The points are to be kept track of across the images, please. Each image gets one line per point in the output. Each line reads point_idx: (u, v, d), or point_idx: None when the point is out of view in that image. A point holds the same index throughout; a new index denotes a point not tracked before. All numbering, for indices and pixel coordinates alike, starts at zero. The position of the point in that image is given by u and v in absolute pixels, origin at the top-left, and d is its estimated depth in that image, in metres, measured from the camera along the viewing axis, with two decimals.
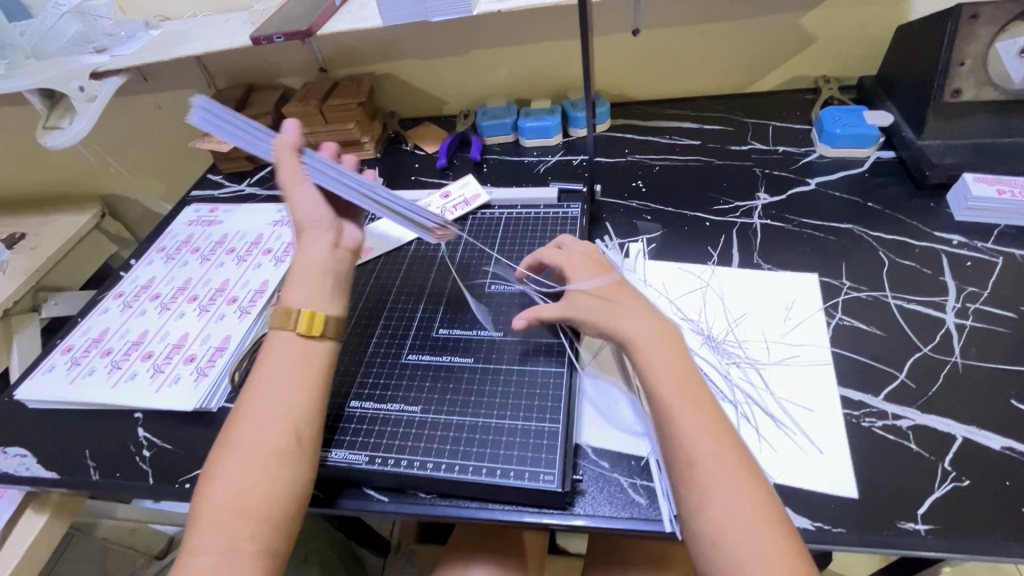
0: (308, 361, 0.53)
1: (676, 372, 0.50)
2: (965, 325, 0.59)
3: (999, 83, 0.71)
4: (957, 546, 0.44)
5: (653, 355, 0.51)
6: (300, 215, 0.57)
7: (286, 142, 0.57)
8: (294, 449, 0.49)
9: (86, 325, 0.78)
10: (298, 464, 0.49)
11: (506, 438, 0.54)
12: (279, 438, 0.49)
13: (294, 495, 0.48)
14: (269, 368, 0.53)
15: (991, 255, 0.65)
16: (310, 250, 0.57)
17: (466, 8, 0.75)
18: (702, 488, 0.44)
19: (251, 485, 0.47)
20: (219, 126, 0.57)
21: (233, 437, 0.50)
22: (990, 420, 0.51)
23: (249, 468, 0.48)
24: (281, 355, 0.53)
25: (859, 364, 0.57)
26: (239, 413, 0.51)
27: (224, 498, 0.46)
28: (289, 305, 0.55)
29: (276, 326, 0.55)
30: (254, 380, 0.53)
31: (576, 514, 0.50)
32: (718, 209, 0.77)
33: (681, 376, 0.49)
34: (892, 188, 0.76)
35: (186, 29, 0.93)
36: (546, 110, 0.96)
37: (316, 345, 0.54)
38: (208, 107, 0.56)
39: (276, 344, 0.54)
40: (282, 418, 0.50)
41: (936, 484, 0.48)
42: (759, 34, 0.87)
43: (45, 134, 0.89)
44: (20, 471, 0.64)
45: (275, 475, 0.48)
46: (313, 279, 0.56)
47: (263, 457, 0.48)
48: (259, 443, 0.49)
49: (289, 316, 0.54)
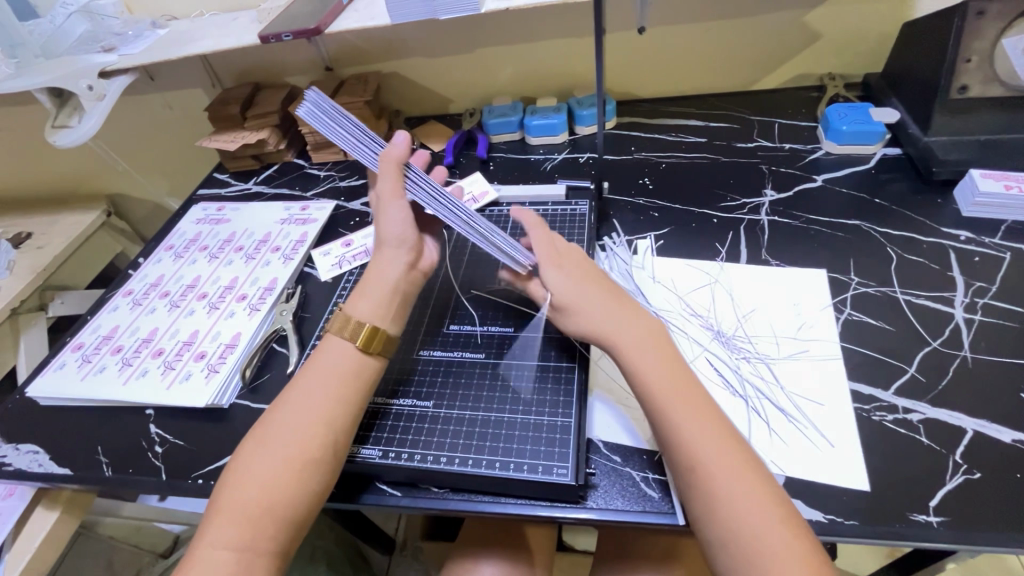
0: (357, 372, 0.54)
1: (669, 375, 0.49)
2: (974, 320, 0.59)
3: (1005, 80, 0.71)
4: (969, 538, 0.45)
5: (645, 358, 0.50)
6: (385, 232, 0.59)
7: (395, 156, 0.57)
8: (323, 453, 0.49)
9: (96, 323, 0.79)
10: (327, 469, 0.49)
11: (519, 433, 0.54)
12: (308, 443, 0.49)
13: (316, 494, 0.49)
14: (315, 373, 0.53)
15: (999, 251, 0.65)
16: (385, 268, 0.59)
17: (474, 6, 0.74)
18: (708, 490, 0.43)
19: (275, 485, 0.47)
20: (322, 120, 0.58)
21: (265, 435, 0.50)
22: (1000, 413, 0.52)
23: (275, 468, 0.48)
24: (329, 360, 0.54)
25: (869, 358, 0.57)
26: (275, 414, 0.51)
27: (250, 497, 0.47)
28: (351, 314, 0.56)
29: (335, 331, 0.56)
30: (300, 382, 0.53)
31: (589, 507, 0.50)
32: (725, 205, 0.78)
33: (676, 381, 0.49)
34: (898, 184, 0.76)
35: (193, 29, 0.93)
36: (552, 108, 0.96)
37: (369, 361, 0.55)
38: (316, 102, 0.58)
39: (329, 349, 0.55)
40: (318, 423, 0.50)
41: (948, 477, 0.48)
42: (765, 32, 0.88)
43: (54, 133, 0.90)
44: (33, 468, 0.64)
45: (302, 478, 0.48)
46: (381, 295, 0.57)
47: (291, 460, 0.48)
48: (289, 447, 0.49)
49: (348, 326, 0.56)
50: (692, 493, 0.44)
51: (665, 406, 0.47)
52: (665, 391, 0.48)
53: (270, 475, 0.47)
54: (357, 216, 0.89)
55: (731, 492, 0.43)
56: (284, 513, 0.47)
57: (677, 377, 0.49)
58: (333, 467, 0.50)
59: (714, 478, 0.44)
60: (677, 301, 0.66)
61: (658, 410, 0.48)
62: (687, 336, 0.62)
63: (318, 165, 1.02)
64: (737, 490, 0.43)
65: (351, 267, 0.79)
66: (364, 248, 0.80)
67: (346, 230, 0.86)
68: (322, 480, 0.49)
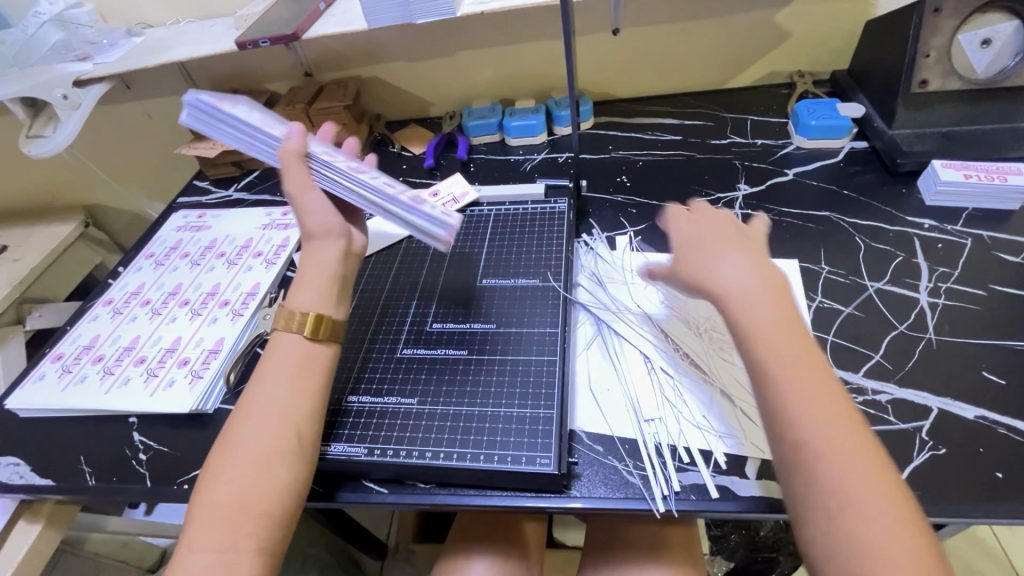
0: (310, 364, 0.54)
1: (780, 334, 0.44)
2: (937, 304, 0.61)
3: (963, 73, 0.74)
4: (935, 510, 0.47)
5: (763, 311, 0.45)
6: (311, 223, 0.58)
7: (291, 148, 0.59)
8: (293, 449, 0.50)
9: (76, 332, 0.78)
10: (298, 465, 0.50)
11: (503, 425, 0.55)
12: (279, 437, 0.50)
13: (293, 490, 0.49)
14: (269, 371, 0.53)
15: (961, 237, 0.68)
16: (320, 256, 0.58)
17: (449, 10, 0.75)
18: (815, 463, 0.40)
19: (252, 484, 0.47)
20: (215, 127, 0.64)
21: (237, 435, 0.50)
22: (963, 392, 0.54)
23: (247, 467, 0.48)
24: (279, 356, 0.54)
25: (839, 345, 0.59)
26: (242, 413, 0.52)
27: (227, 497, 0.47)
28: (293, 308, 0.56)
29: (281, 328, 0.55)
30: (257, 381, 0.53)
31: (573, 496, 0.51)
32: (701, 201, 0.80)
33: (786, 341, 0.44)
34: (866, 176, 0.79)
35: (169, 36, 0.93)
36: (531, 109, 0.97)
37: (319, 348, 0.55)
38: (199, 108, 0.63)
39: (274, 346, 0.55)
40: (283, 417, 0.51)
41: (915, 454, 0.50)
42: (735, 31, 0.90)
43: (29, 144, 0.89)
44: (13, 480, 0.64)
45: (275, 472, 0.48)
46: (319, 284, 0.57)
47: (263, 457, 0.49)
48: (261, 445, 0.49)
49: (294, 319, 0.55)
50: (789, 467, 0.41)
51: (777, 372, 0.43)
52: (773, 354, 0.44)
53: (246, 473, 0.48)
54: None
55: (829, 467, 0.39)
56: (264, 509, 0.47)
57: (793, 338, 0.44)
58: (304, 457, 0.51)
59: (820, 452, 0.40)
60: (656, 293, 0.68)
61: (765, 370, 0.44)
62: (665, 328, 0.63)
63: None
64: (842, 466, 0.39)
65: None
66: None
67: None
68: (290, 472, 0.49)
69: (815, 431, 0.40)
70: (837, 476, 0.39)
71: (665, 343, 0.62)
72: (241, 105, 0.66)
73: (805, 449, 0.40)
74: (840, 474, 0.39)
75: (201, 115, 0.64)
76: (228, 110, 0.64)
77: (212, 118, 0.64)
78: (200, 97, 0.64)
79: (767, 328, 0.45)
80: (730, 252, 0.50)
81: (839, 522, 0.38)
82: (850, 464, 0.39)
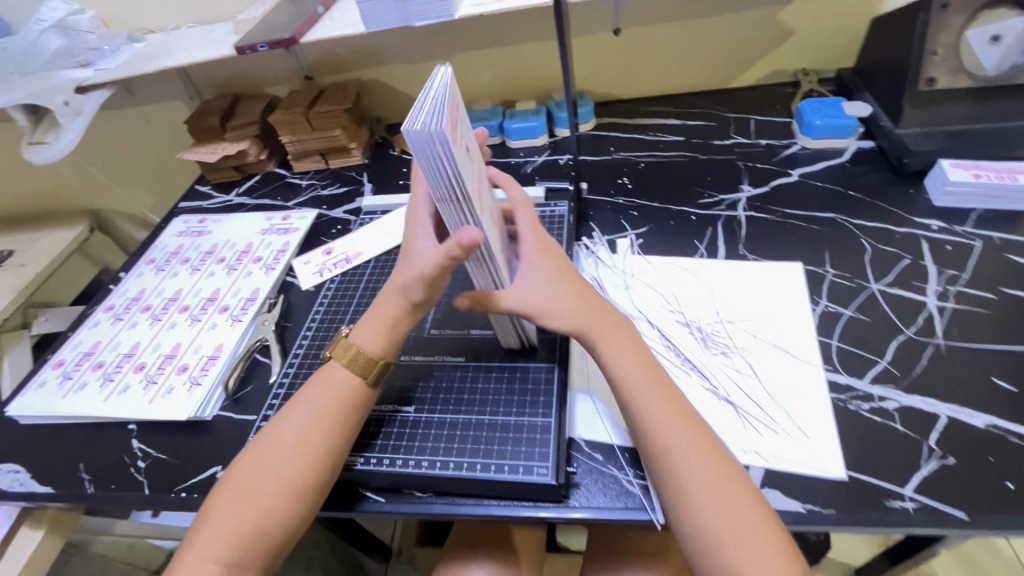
0: (352, 401, 0.52)
1: (634, 359, 0.51)
2: (946, 308, 0.60)
3: (971, 71, 0.72)
4: (943, 522, 0.45)
5: (611, 341, 0.51)
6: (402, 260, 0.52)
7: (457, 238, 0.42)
8: (311, 481, 0.49)
9: (77, 338, 0.78)
10: (312, 497, 0.49)
11: (502, 434, 0.54)
12: (297, 468, 0.49)
13: (302, 520, 0.49)
14: (308, 397, 0.53)
15: (970, 239, 0.66)
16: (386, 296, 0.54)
17: (447, 12, 0.75)
18: (676, 470, 0.45)
19: (260, 510, 0.48)
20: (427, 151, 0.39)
21: (252, 456, 0.50)
22: (972, 399, 0.52)
23: (258, 492, 0.48)
24: (323, 384, 0.53)
25: (844, 350, 0.58)
26: (262, 436, 0.51)
27: (236, 519, 0.47)
28: (351, 341, 0.54)
29: (336, 357, 0.54)
30: (291, 406, 0.53)
31: (572, 506, 0.51)
32: (703, 202, 0.79)
33: (639, 362, 0.51)
34: (873, 176, 0.77)
35: (170, 42, 0.93)
36: (531, 111, 0.97)
37: (362, 386, 0.53)
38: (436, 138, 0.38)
39: (323, 373, 0.54)
40: (303, 447, 0.50)
41: (923, 463, 0.49)
42: (738, 30, 0.89)
43: (30, 150, 0.90)
44: (14, 487, 0.64)
45: (293, 501, 0.48)
46: (377, 325, 0.53)
47: (277, 485, 0.48)
48: (284, 472, 0.49)
49: (349, 354, 0.53)
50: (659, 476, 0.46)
51: (635, 393, 0.49)
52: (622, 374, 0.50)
53: (264, 496, 0.48)
54: (338, 225, 0.89)
55: (689, 470, 0.45)
56: (274, 533, 0.48)
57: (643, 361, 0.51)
58: (325, 491, 0.50)
59: (681, 459, 0.45)
60: (657, 298, 0.67)
61: (626, 396, 0.49)
62: (665, 334, 0.62)
63: (300, 175, 1.02)
64: (700, 469, 0.45)
65: (333, 275, 0.78)
66: (345, 256, 0.80)
67: (327, 239, 0.86)
68: (310, 503, 0.49)
69: (674, 440, 0.46)
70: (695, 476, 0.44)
71: (666, 349, 0.61)
72: (461, 125, 0.46)
73: (667, 457, 0.46)
74: (698, 475, 0.44)
75: (423, 151, 0.39)
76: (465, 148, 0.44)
77: (439, 161, 0.40)
78: (429, 113, 0.40)
79: (621, 357, 0.50)
80: (579, 291, 0.52)
81: (700, 517, 0.43)
82: (707, 463, 0.45)
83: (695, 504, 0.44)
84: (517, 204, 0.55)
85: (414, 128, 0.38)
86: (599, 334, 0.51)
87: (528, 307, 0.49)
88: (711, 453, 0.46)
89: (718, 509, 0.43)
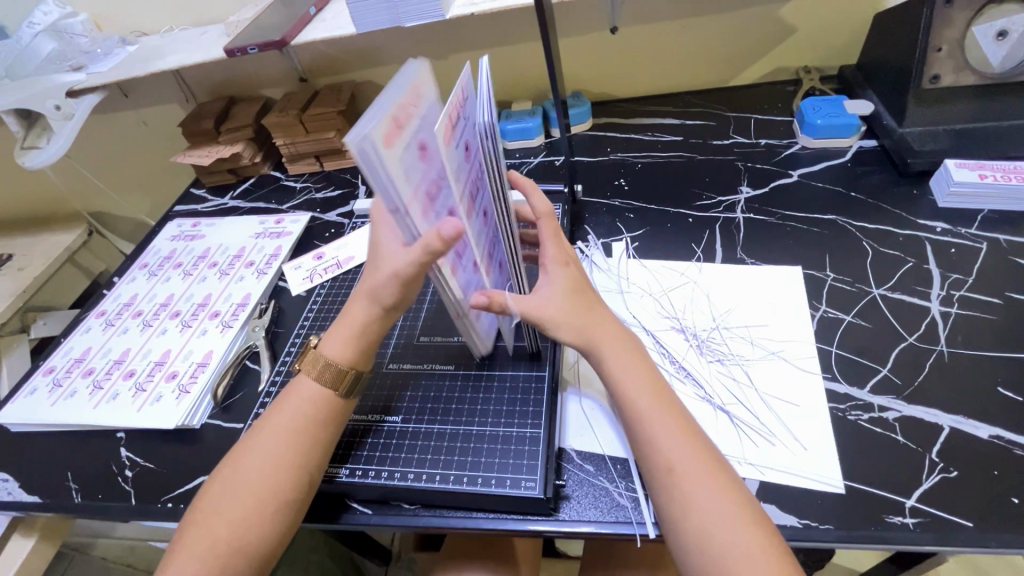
0: (326, 413, 0.52)
1: (643, 377, 0.49)
2: (950, 314, 0.58)
3: (977, 68, 0.70)
4: (946, 539, 0.44)
5: (621, 359, 0.50)
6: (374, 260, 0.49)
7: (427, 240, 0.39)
8: (287, 493, 0.48)
9: (68, 345, 0.78)
10: (289, 509, 0.49)
11: (488, 446, 0.53)
12: (272, 481, 0.48)
13: (280, 534, 0.48)
14: (280, 412, 0.52)
15: (975, 241, 0.64)
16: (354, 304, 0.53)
17: (438, 12, 0.73)
18: (682, 490, 0.43)
19: (237, 524, 0.47)
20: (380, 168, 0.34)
21: (231, 469, 0.50)
22: (977, 409, 0.51)
23: (235, 507, 0.47)
24: (293, 397, 0.53)
25: (844, 358, 0.56)
26: (241, 448, 0.51)
27: (215, 535, 0.46)
28: (319, 352, 0.53)
29: (304, 370, 0.54)
30: (265, 418, 0.52)
31: (562, 520, 0.49)
32: (701, 204, 0.77)
33: (648, 380, 0.49)
34: (875, 177, 0.75)
35: (162, 44, 0.92)
36: (527, 111, 0.95)
37: (334, 398, 0.53)
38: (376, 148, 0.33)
39: (293, 385, 0.53)
40: (277, 460, 0.49)
41: (925, 476, 0.47)
42: (737, 27, 0.87)
43: (23, 155, 0.89)
44: (2, 496, 0.63)
45: (273, 516, 0.48)
46: (346, 332, 0.53)
47: (252, 500, 0.47)
48: (262, 487, 0.48)
49: (318, 365, 0.53)
50: (665, 495, 0.44)
51: (643, 410, 0.47)
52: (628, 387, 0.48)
53: (242, 511, 0.47)
54: (332, 228, 0.88)
55: (695, 490, 0.43)
56: (252, 550, 0.47)
57: (651, 380, 0.49)
58: (303, 504, 0.50)
59: (688, 478, 0.43)
60: (653, 303, 0.65)
61: (633, 414, 0.47)
62: (660, 341, 0.61)
63: (294, 177, 1.01)
64: (708, 489, 0.43)
65: (323, 281, 0.77)
66: (336, 261, 0.79)
67: (320, 243, 0.85)
68: (287, 516, 0.48)
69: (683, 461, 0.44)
70: (702, 496, 0.42)
71: (661, 357, 0.60)
72: (425, 116, 0.39)
73: (674, 477, 0.44)
74: (705, 496, 0.42)
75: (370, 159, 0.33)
76: (415, 152, 0.37)
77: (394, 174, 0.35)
78: (380, 114, 0.33)
79: (628, 374, 0.49)
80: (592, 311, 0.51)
81: (710, 542, 0.41)
82: (714, 483, 0.43)
83: (701, 526, 0.42)
84: (541, 213, 0.51)
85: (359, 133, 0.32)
86: (607, 354, 0.50)
87: (544, 316, 0.48)
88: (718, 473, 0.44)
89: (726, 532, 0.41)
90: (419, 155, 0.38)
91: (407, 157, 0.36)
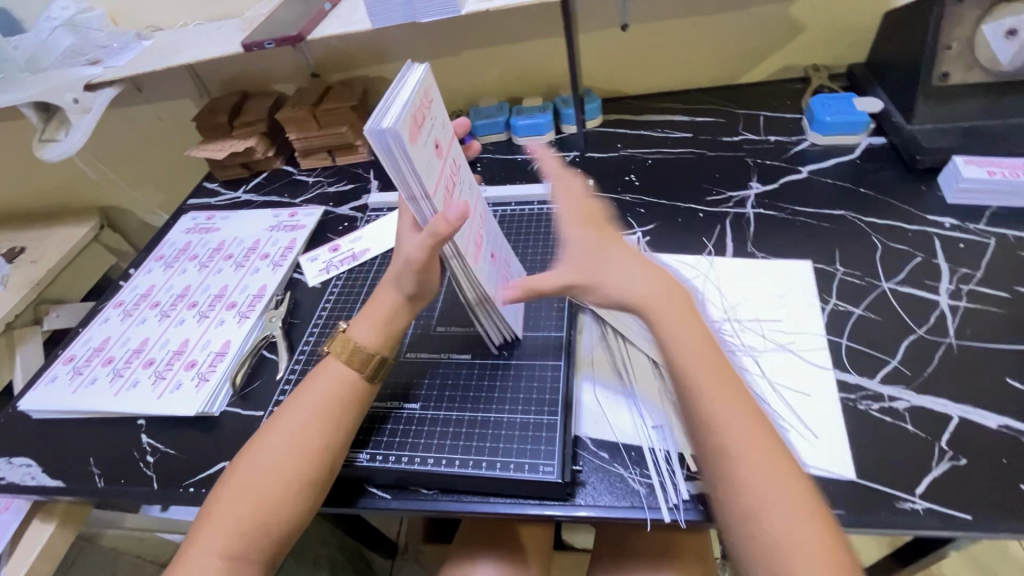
0: (349, 394, 0.53)
1: (698, 349, 0.46)
2: (958, 307, 0.59)
3: (987, 66, 0.70)
4: (955, 525, 0.45)
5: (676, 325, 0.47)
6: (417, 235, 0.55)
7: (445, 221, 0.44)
8: (310, 474, 0.50)
9: (87, 335, 0.79)
10: (313, 490, 0.50)
11: (507, 432, 0.54)
12: (295, 463, 0.49)
13: (304, 511, 0.49)
14: (306, 394, 0.53)
15: (983, 237, 0.65)
16: (383, 294, 0.56)
17: (454, 8, 0.74)
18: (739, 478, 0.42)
19: (261, 504, 0.48)
20: (400, 161, 0.43)
21: (255, 448, 0.51)
22: (986, 399, 0.52)
23: (260, 489, 0.48)
24: (321, 380, 0.54)
25: (855, 351, 0.57)
26: (265, 429, 0.52)
27: (237, 513, 0.48)
28: (350, 337, 0.55)
29: (334, 353, 0.55)
30: (291, 401, 0.54)
31: (578, 505, 0.50)
32: (711, 200, 0.78)
33: (705, 353, 0.46)
34: (884, 173, 0.76)
35: (178, 38, 0.93)
36: (538, 108, 0.96)
37: (362, 383, 0.54)
38: (398, 138, 0.41)
39: (322, 368, 0.55)
40: (304, 442, 0.50)
41: (935, 464, 0.48)
42: (748, 25, 0.88)
43: (41, 147, 0.90)
44: (26, 481, 0.65)
45: (297, 494, 0.49)
46: (377, 319, 0.56)
47: (277, 481, 0.49)
48: (283, 467, 0.49)
49: (348, 350, 0.55)
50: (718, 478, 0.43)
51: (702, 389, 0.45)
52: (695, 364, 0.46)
53: (262, 489, 0.48)
54: (345, 222, 0.89)
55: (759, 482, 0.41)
56: (277, 529, 0.48)
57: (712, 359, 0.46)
58: (324, 484, 0.51)
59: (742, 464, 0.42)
60: None
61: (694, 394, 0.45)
62: None
63: (306, 172, 1.02)
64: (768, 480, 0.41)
65: (339, 272, 0.79)
66: (352, 253, 0.81)
67: (334, 236, 0.86)
68: (310, 498, 0.50)
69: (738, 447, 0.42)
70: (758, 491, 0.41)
71: None
72: (428, 121, 0.47)
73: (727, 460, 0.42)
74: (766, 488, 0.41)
75: (387, 149, 0.42)
76: (429, 155, 0.46)
77: (401, 162, 0.43)
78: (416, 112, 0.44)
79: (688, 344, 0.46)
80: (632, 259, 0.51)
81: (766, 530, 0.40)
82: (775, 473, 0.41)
83: (761, 522, 0.40)
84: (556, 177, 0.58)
85: (378, 125, 0.41)
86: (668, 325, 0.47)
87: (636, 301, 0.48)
88: (776, 460, 0.42)
89: (799, 538, 0.39)
90: (431, 151, 0.47)
91: (425, 152, 0.46)
